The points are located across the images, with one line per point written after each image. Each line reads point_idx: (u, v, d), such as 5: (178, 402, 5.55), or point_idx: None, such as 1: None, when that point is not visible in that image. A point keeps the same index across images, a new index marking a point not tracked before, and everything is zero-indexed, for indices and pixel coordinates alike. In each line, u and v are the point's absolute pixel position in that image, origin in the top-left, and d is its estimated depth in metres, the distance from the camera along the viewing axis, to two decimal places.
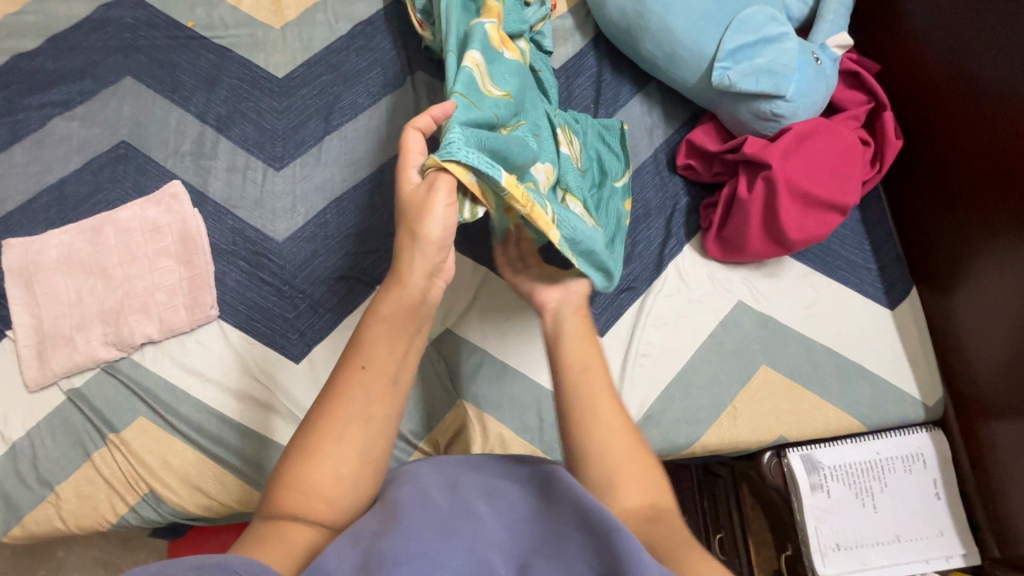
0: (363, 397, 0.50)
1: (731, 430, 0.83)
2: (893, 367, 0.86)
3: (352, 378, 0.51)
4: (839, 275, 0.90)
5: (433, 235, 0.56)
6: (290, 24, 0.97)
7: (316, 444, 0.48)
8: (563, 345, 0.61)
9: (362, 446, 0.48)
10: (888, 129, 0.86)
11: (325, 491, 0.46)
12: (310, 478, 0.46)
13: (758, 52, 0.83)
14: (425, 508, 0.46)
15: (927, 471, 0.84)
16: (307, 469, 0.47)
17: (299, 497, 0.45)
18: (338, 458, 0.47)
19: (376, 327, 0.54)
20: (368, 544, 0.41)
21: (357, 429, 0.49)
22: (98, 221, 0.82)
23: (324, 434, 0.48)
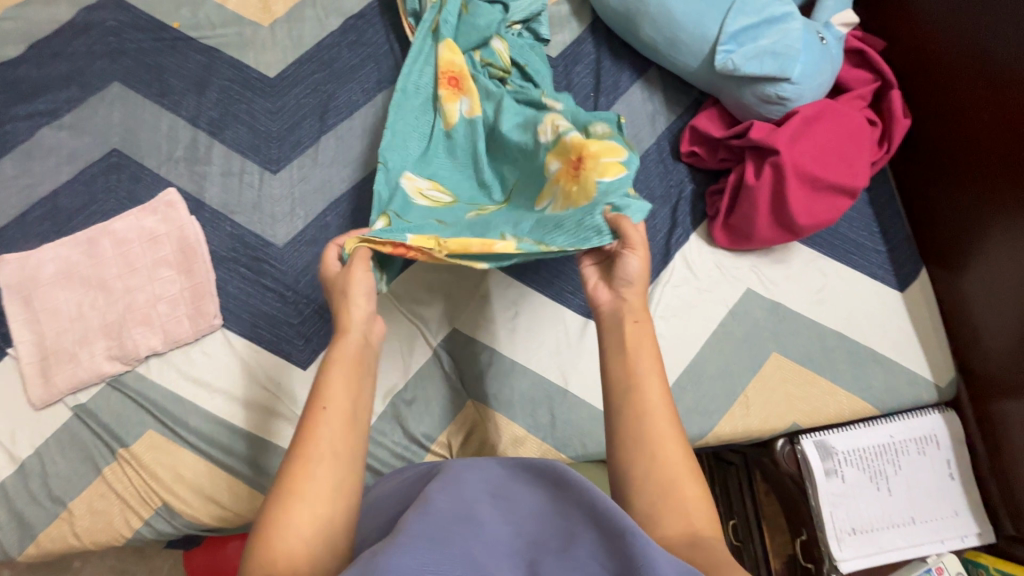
0: (329, 435, 0.50)
1: (744, 419, 0.82)
2: (905, 349, 0.85)
3: (316, 419, 0.51)
4: (848, 258, 0.89)
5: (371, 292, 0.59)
6: (279, 21, 0.94)
7: (293, 488, 0.47)
8: (616, 352, 0.58)
9: (334, 482, 0.48)
10: (896, 107, 0.84)
11: (304, 532, 0.45)
12: (284, 523, 0.46)
13: (761, 34, 0.81)
14: (431, 506, 0.46)
15: (941, 452, 0.84)
16: (284, 514, 0.46)
17: (280, 541, 0.45)
18: (313, 496, 0.47)
19: (335, 369, 0.54)
20: (370, 556, 0.40)
21: (325, 466, 0.48)
22: (94, 233, 0.81)
23: (296, 476, 0.48)
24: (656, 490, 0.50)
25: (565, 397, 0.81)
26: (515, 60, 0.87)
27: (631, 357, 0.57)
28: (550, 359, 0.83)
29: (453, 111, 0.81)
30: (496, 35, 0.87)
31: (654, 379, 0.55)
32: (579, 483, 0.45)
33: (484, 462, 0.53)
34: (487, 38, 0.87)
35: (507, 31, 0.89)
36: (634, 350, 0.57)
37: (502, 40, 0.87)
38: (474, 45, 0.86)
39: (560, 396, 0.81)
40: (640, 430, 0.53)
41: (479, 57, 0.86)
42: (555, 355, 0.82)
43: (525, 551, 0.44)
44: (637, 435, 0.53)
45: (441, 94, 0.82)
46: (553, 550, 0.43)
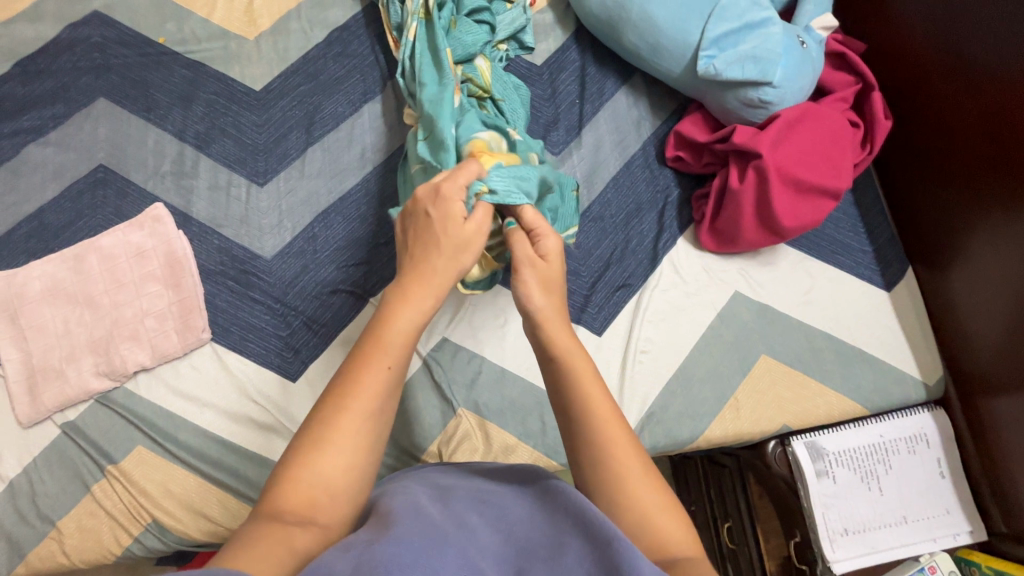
0: (376, 395, 0.49)
1: (734, 421, 0.83)
2: (893, 349, 0.86)
3: (373, 374, 0.50)
4: (834, 259, 0.90)
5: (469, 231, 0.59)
6: (264, 34, 0.95)
7: (325, 435, 0.47)
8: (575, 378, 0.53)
9: (374, 443, 0.49)
10: (878, 109, 0.84)
11: (330, 484, 0.46)
12: (314, 471, 0.46)
13: (742, 39, 0.81)
14: (422, 511, 0.47)
15: (930, 451, 0.84)
16: (322, 460, 0.46)
17: (307, 490, 0.45)
18: (351, 453, 0.47)
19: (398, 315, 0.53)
20: (362, 547, 0.40)
21: (370, 424, 0.48)
22: (81, 249, 0.81)
23: (339, 427, 0.47)
24: (633, 517, 0.48)
25: None
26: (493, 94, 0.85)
27: (580, 400, 0.52)
28: None
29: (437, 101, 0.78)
30: (478, 56, 0.87)
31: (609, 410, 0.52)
32: (573, 493, 0.48)
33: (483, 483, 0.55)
34: (471, 56, 0.86)
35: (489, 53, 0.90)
36: (584, 386, 0.53)
37: (485, 61, 0.87)
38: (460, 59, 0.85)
39: (550, 402, 0.82)
40: (594, 468, 0.50)
41: (461, 71, 0.84)
42: None
43: (514, 556, 0.45)
44: (594, 461, 0.50)
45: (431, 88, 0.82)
46: (541, 556, 0.44)
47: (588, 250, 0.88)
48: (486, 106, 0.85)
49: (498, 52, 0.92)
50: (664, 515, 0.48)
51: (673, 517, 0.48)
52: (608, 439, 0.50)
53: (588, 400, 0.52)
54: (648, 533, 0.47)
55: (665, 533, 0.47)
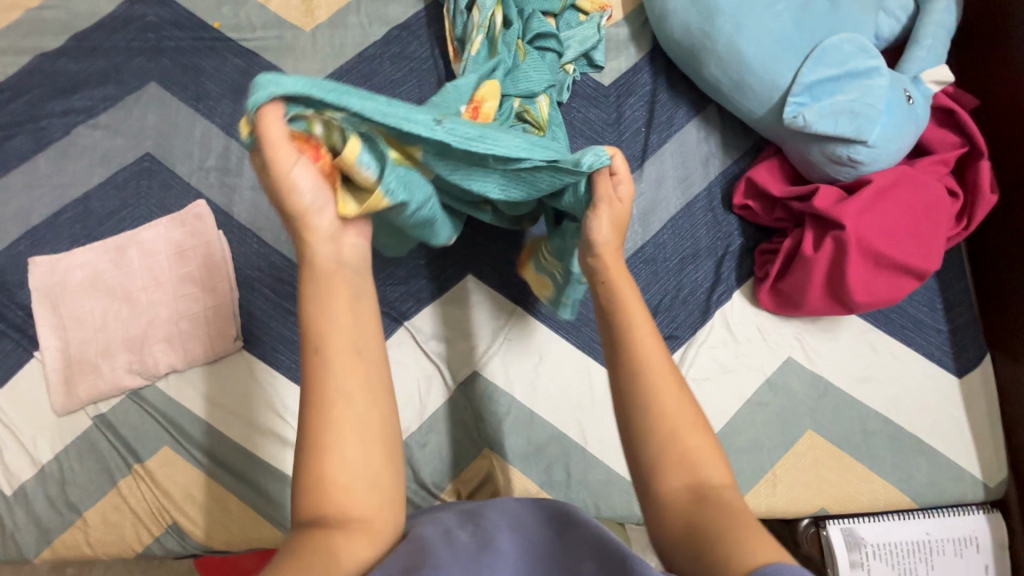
0: (333, 375, 0.47)
1: (769, 498, 0.78)
2: (954, 441, 0.79)
3: (331, 356, 0.47)
4: (903, 335, 0.82)
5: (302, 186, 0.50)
6: (321, 26, 0.90)
7: (315, 439, 0.45)
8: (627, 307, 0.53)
9: (367, 423, 0.46)
10: (983, 181, 0.75)
11: (346, 478, 0.44)
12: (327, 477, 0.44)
13: (840, 89, 0.73)
14: (454, 537, 0.48)
15: (979, 556, 0.78)
16: (328, 462, 0.44)
17: (327, 493, 0.44)
18: (349, 443, 0.45)
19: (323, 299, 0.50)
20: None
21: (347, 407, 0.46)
22: (123, 241, 0.80)
23: (323, 422, 0.45)
24: (676, 452, 0.46)
25: (583, 455, 0.78)
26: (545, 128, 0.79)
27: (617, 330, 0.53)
28: (571, 413, 0.79)
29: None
30: (544, 92, 0.80)
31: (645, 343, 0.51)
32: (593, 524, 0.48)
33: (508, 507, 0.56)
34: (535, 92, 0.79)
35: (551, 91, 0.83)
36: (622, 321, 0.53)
37: (547, 98, 0.81)
38: (519, 93, 0.78)
39: (576, 453, 0.78)
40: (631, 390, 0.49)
41: (519, 104, 0.78)
42: (576, 411, 0.79)
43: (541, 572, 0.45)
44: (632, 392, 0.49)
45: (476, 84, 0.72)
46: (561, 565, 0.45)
47: None
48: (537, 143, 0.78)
49: (566, 74, 0.86)
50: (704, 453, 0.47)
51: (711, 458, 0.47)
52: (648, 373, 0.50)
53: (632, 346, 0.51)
54: (690, 463, 0.46)
55: (707, 465, 0.46)
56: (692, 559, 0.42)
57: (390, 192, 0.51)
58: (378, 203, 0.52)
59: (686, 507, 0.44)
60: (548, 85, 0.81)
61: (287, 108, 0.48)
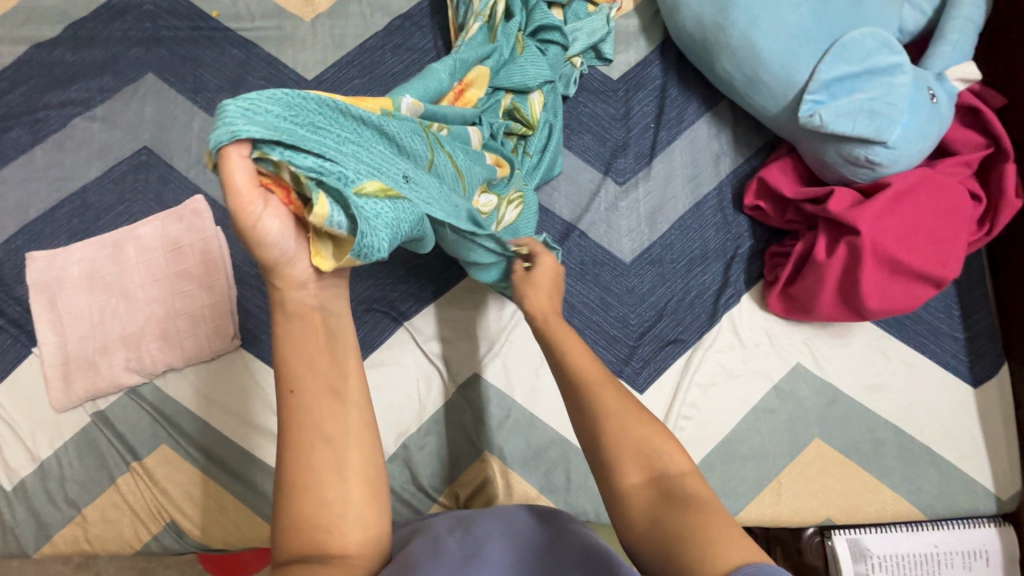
0: (313, 417, 0.48)
1: (772, 507, 0.77)
2: (967, 452, 0.77)
3: (300, 400, 0.49)
4: (917, 342, 0.80)
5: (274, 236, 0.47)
6: (322, 16, 0.87)
7: (297, 479, 0.47)
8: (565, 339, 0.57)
9: (344, 465, 0.47)
10: (1008, 184, 0.72)
11: (328, 516, 0.46)
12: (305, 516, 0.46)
13: (859, 86, 0.70)
14: (442, 544, 0.49)
15: (989, 570, 0.76)
16: (308, 501, 0.46)
17: (307, 530, 0.45)
18: (330, 482, 0.47)
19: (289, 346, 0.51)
20: None
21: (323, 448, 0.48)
22: (120, 237, 0.79)
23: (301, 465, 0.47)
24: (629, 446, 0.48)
25: (584, 460, 0.77)
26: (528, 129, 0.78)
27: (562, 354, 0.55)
28: None
29: (398, 109, 0.58)
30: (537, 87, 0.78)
31: (584, 360, 0.54)
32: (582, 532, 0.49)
33: (503, 510, 0.56)
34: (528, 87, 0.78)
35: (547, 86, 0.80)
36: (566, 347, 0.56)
37: (541, 94, 0.79)
38: (510, 87, 0.76)
39: (576, 458, 0.77)
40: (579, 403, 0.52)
41: (509, 101, 0.77)
42: None
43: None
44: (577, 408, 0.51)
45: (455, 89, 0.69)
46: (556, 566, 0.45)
47: (641, 296, 0.81)
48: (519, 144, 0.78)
49: (573, 67, 0.83)
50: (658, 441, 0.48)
51: (669, 451, 0.47)
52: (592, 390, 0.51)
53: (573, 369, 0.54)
54: (648, 457, 0.47)
55: (661, 453, 0.47)
56: (663, 551, 0.42)
57: (361, 254, 0.48)
58: (350, 261, 0.49)
59: (648, 501, 0.45)
60: (545, 81, 0.79)
61: (254, 148, 0.44)
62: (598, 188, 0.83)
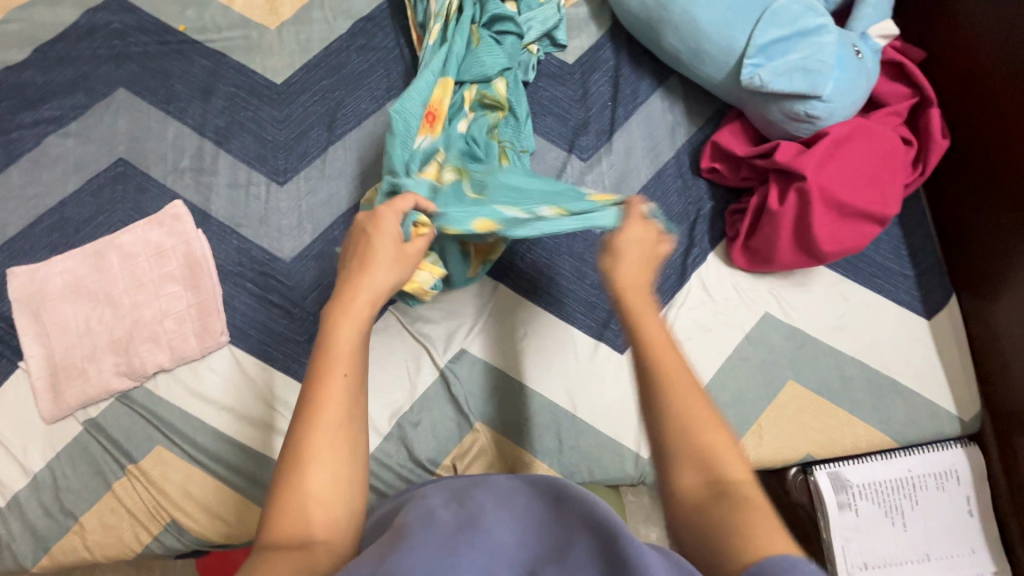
0: (343, 407, 0.49)
1: (756, 448, 0.81)
2: (928, 380, 0.82)
3: (333, 386, 0.49)
4: (873, 283, 0.85)
5: (391, 236, 0.60)
6: (286, 23, 0.91)
7: (306, 460, 0.47)
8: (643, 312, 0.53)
9: (350, 454, 0.48)
10: (934, 127, 0.79)
11: (317, 501, 0.46)
12: (298, 500, 0.46)
13: (792, 48, 0.76)
14: (435, 519, 0.49)
15: (960, 488, 0.81)
16: (304, 483, 0.46)
17: (298, 514, 0.45)
18: (328, 472, 0.47)
19: (342, 331, 0.52)
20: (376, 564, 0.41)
21: (342, 435, 0.48)
22: (102, 246, 0.80)
23: (312, 447, 0.47)
24: (692, 446, 0.45)
25: (573, 421, 0.79)
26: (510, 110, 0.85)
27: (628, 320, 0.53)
28: (559, 382, 0.81)
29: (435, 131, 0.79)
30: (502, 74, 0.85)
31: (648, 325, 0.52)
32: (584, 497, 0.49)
33: (503, 486, 0.56)
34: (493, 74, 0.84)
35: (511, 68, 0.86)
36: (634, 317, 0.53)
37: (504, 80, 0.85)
38: (474, 79, 0.83)
39: (566, 421, 0.79)
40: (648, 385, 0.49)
41: (475, 92, 0.84)
42: (564, 380, 0.81)
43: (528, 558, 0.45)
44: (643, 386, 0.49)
45: (434, 93, 0.80)
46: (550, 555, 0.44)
47: None
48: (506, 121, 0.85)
49: (530, 55, 0.89)
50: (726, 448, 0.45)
51: (732, 454, 0.45)
52: (667, 370, 0.48)
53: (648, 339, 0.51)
54: (703, 456, 0.45)
55: (723, 459, 0.45)
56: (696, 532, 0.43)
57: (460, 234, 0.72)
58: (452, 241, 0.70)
59: (699, 502, 0.44)
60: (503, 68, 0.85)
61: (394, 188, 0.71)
62: (564, 165, 0.87)
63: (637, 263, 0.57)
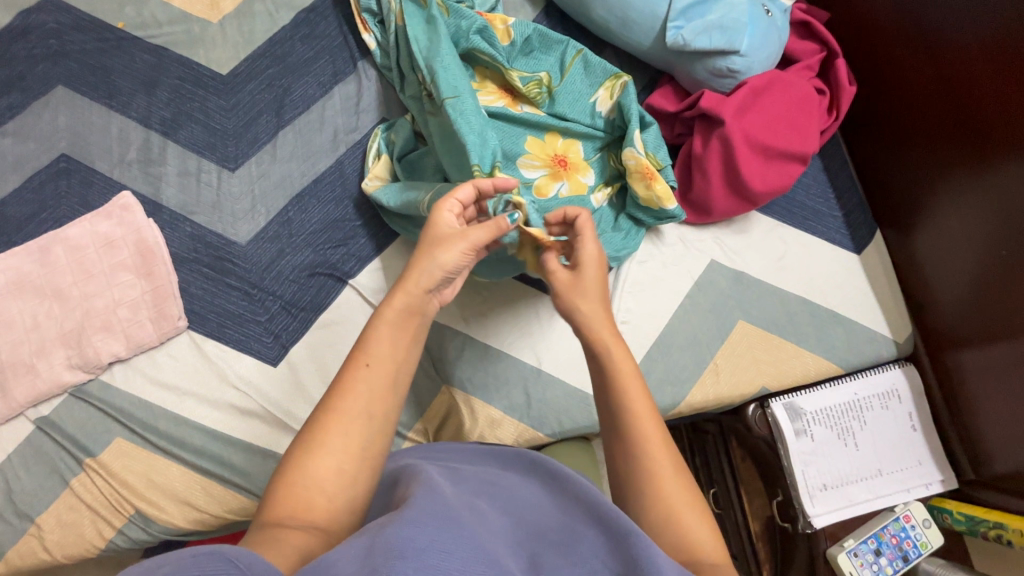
0: (368, 395, 0.52)
1: (714, 386, 0.84)
2: (865, 309, 0.89)
3: (357, 375, 0.52)
4: (806, 225, 0.92)
5: (447, 226, 0.61)
6: (228, 16, 0.93)
7: (320, 439, 0.49)
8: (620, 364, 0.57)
9: (364, 446, 0.50)
10: (842, 75, 0.87)
11: (326, 482, 0.48)
12: (304, 481, 0.48)
13: (709, 9, 0.82)
14: (437, 489, 0.45)
15: (903, 406, 0.87)
16: (310, 464, 0.48)
17: (302, 495, 0.47)
18: (341, 454, 0.49)
19: (381, 328, 0.55)
20: (376, 531, 0.39)
21: (359, 426, 0.51)
22: (46, 240, 0.79)
23: (327, 429, 0.50)
24: (655, 505, 0.51)
25: (539, 376, 0.82)
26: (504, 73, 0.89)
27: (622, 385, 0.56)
28: (524, 340, 0.83)
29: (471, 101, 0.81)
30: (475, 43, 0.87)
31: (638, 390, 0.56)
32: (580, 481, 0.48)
33: (490, 470, 0.55)
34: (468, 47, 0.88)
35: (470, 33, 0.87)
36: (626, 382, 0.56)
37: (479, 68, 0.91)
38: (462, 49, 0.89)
39: (534, 376, 0.82)
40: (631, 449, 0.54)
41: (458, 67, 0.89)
42: (528, 337, 0.83)
43: (529, 544, 0.44)
44: (626, 446, 0.54)
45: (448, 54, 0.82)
46: (554, 541, 0.45)
47: None
48: (485, 86, 0.90)
49: None
50: (681, 497, 0.51)
51: (688, 505, 0.51)
52: (643, 434, 0.53)
53: (636, 414, 0.54)
54: (664, 513, 0.51)
55: (683, 517, 0.51)
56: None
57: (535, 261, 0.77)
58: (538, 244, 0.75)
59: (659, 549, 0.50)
60: (478, 27, 0.88)
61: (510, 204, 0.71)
62: None
63: (593, 302, 0.61)
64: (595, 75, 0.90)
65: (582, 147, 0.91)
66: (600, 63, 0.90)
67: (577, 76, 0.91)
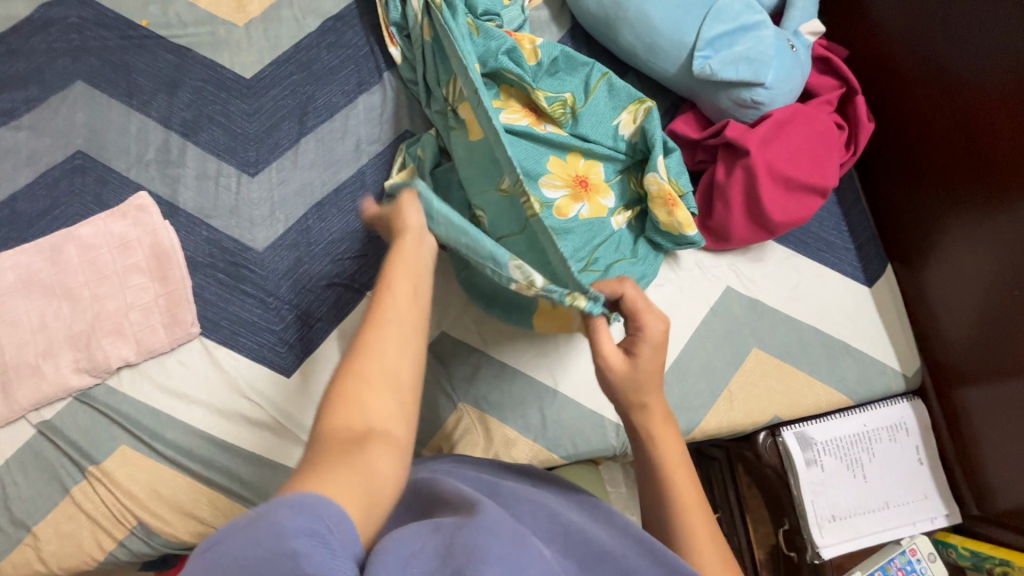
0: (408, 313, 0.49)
1: (728, 413, 0.85)
2: (877, 342, 0.90)
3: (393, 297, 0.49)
4: (819, 256, 0.93)
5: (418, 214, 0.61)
6: (255, 20, 0.92)
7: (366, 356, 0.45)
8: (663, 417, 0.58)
9: (410, 357, 0.46)
10: (861, 112, 0.89)
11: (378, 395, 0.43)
12: (354, 393, 0.42)
13: (736, 41, 0.84)
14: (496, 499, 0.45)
15: (910, 439, 0.89)
16: (361, 374, 0.43)
17: (355, 408, 0.41)
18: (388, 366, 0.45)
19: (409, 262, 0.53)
20: (451, 529, 0.38)
21: (400, 341, 0.46)
22: (58, 239, 0.77)
23: (370, 342, 0.45)
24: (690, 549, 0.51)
25: (555, 397, 0.81)
26: (531, 95, 0.90)
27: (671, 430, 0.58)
28: (542, 360, 0.82)
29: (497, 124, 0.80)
30: (500, 64, 0.88)
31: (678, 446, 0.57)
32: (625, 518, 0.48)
33: (525, 486, 0.54)
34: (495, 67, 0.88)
35: (495, 54, 0.88)
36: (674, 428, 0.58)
37: (504, 88, 0.91)
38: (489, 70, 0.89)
39: (550, 397, 0.81)
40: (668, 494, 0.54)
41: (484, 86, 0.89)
42: (546, 358, 0.82)
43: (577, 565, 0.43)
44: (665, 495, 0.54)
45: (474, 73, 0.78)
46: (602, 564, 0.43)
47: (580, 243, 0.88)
48: (510, 105, 0.90)
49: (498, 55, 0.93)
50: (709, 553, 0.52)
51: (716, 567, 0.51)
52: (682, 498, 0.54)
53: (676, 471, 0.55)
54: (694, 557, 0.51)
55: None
56: None
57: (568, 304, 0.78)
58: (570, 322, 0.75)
59: None
60: (506, 49, 0.88)
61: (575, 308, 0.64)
62: None
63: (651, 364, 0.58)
64: (619, 99, 0.91)
65: (603, 168, 0.91)
66: (624, 87, 0.90)
67: (602, 100, 0.91)
